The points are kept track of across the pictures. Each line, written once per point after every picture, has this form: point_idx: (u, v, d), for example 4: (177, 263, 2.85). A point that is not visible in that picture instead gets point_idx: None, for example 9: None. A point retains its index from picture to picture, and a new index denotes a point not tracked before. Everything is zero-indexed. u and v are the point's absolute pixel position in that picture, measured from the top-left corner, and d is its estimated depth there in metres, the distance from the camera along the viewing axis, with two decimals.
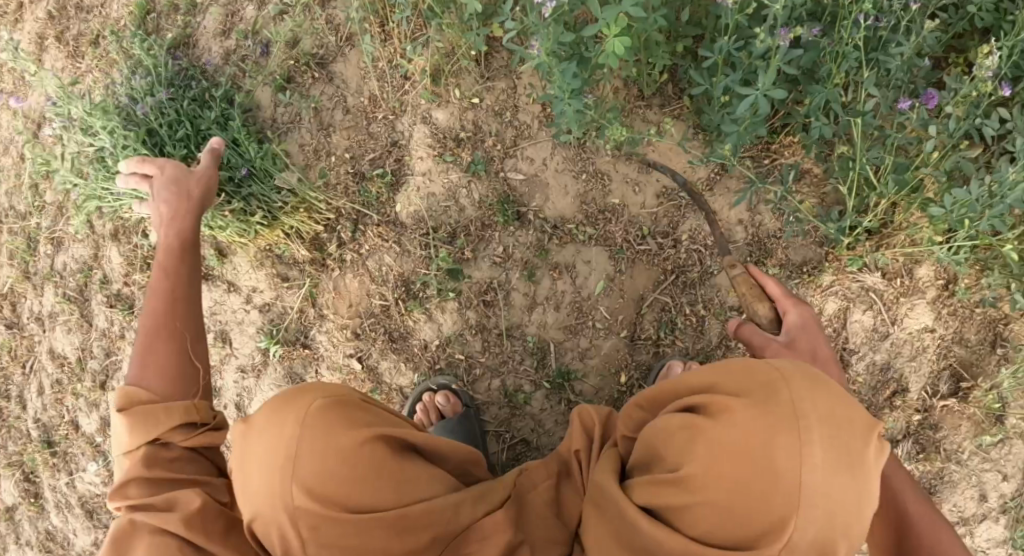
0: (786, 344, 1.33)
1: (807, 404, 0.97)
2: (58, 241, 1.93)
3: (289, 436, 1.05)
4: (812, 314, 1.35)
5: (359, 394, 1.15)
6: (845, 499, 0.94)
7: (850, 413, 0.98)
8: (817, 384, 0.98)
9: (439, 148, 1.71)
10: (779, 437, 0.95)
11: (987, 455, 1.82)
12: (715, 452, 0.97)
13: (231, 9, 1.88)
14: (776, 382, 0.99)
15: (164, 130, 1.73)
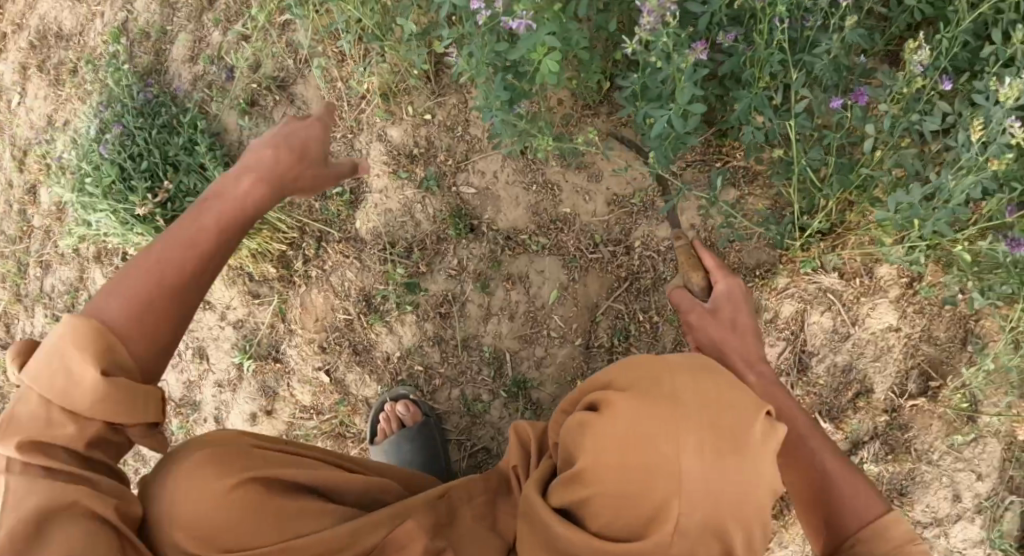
0: (712, 311, 1.27)
1: (690, 392, 0.97)
2: (46, 264, 2.02)
3: (161, 487, 1.05)
4: (741, 284, 1.29)
5: (246, 440, 1.17)
6: (731, 484, 0.92)
7: (734, 398, 0.99)
8: (699, 375, 1.00)
9: (394, 165, 1.75)
10: (661, 425, 0.94)
11: (959, 454, 1.80)
12: (602, 444, 0.96)
13: (198, 36, 1.95)
14: (660, 374, 1.00)
15: (129, 163, 1.77)
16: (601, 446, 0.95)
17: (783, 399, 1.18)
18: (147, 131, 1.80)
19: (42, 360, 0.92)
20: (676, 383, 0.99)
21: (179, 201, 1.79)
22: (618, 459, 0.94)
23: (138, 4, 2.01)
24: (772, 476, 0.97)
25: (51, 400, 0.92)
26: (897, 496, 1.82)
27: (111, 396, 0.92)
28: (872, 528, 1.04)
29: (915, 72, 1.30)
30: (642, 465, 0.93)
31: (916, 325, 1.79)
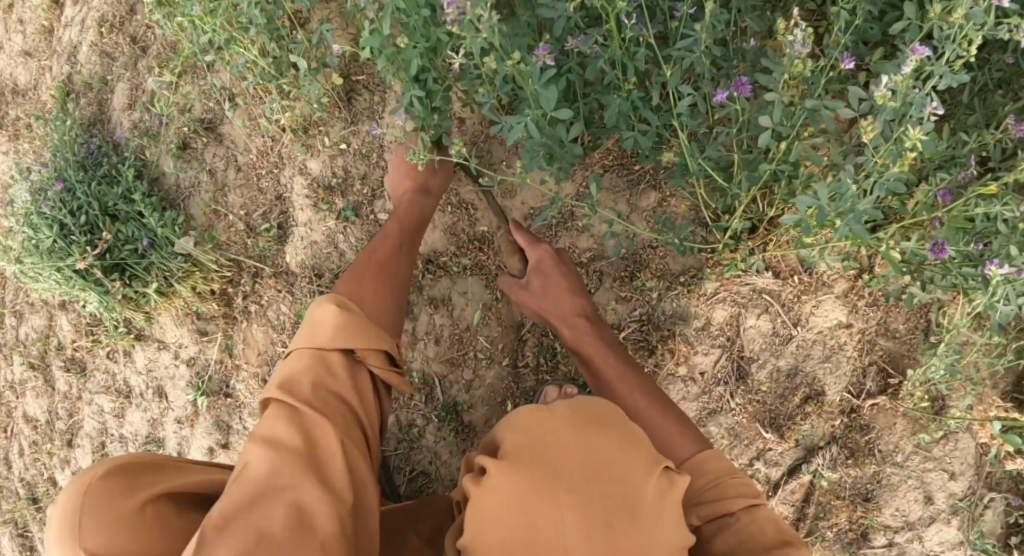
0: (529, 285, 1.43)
1: (576, 451, 0.92)
2: (19, 313, 2.11)
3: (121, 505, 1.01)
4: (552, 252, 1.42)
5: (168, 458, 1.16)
6: (621, 552, 0.89)
7: (626, 457, 0.94)
8: (588, 427, 0.94)
9: (315, 198, 1.78)
10: (547, 492, 0.89)
11: (929, 453, 1.71)
12: (491, 516, 0.90)
13: (135, 83, 1.98)
14: (547, 429, 0.94)
15: (70, 218, 1.82)
16: (488, 518, 0.89)
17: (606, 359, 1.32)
18: (86, 184, 1.85)
19: (309, 321, 1.18)
20: (564, 439, 0.93)
21: (118, 250, 1.83)
22: (502, 526, 0.89)
23: (79, 55, 2.05)
24: (673, 537, 0.93)
25: (318, 346, 1.14)
26: (863, 501, 1.73)
27: (349, 326, 1.15)
28: (687, 465, 1.15)
29: (797, 54, 1.11)
30: (526, 533, 0.88)
31: (871, 319, 1.64)
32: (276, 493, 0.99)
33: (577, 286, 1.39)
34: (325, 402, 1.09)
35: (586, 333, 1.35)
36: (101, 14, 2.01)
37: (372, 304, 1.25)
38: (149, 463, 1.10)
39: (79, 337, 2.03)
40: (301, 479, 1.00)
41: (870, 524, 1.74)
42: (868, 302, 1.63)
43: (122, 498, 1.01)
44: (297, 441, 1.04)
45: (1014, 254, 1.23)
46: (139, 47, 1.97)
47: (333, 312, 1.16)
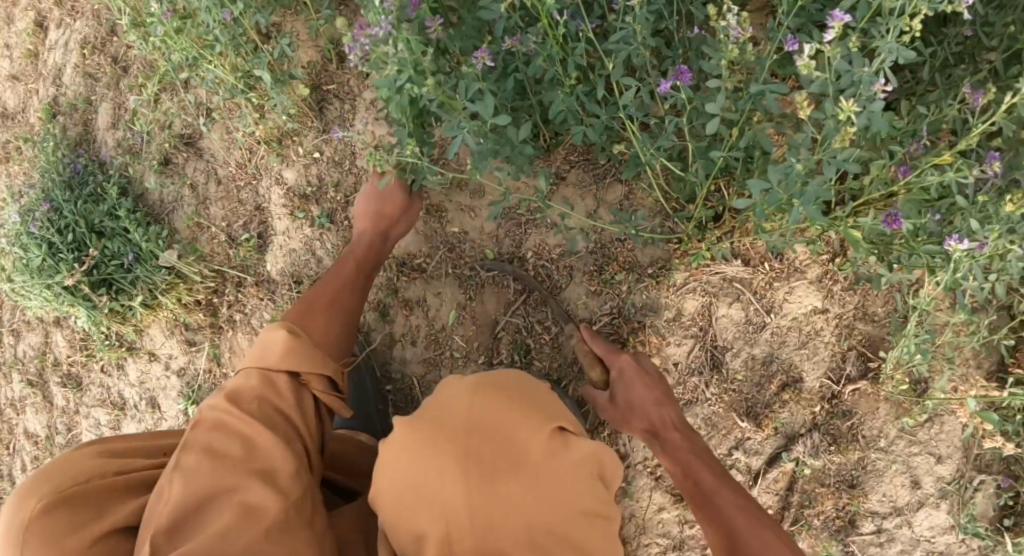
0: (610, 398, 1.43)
1: (469, 415, 1.03)
2: (16, 331, 2.17)
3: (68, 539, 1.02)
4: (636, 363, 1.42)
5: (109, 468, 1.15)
6: (503, 501, 0.98)
7: (522, 422, 1.04)
8: (479, 393, 1.06)
9: (291, 206, 1.82)
10: (433, 445, 0.99)
11: (914, 437, 1.70)
12: (392, 469, 1.01)
13: (117, 102, 2.03)
14: (448, 398, 1.06)
15: (58, 237, 1.85)
16: (388, 470, 1.01)
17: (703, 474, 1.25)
18: (73, 203, 1.89)
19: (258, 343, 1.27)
20: (463, 407, 1.04)
21: (105, 266, 1.87)
22: (398, 477, 0.99)
23: (64, 78, 2.10)
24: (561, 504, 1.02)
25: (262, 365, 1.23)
26: (848, 487, 1.72)
27: (292, 350, 1.24)
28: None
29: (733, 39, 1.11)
30: (418, 482, 0.98)
31: (848, 304, 1.63)
32: (225, 495, 1.07)
33: (663, 397, 1.38)
34: (267, 417, 1.17)
35: (677, 444, 1.32)
36: (82, 36, 2.06)
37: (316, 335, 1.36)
38: (78, 483, 1.09)
39: (74, 352, 2.08)
40: (247, 480, 1.08)
41: (857, 511, 1.72)
42: (843, 286, 1.62)
43: (65, 535, 1.03)
44: (239, 450, 1.12)
45: (971, 229, 1.23)
46: (120, 67, 2.02)
47: (283, 336, 1.25)
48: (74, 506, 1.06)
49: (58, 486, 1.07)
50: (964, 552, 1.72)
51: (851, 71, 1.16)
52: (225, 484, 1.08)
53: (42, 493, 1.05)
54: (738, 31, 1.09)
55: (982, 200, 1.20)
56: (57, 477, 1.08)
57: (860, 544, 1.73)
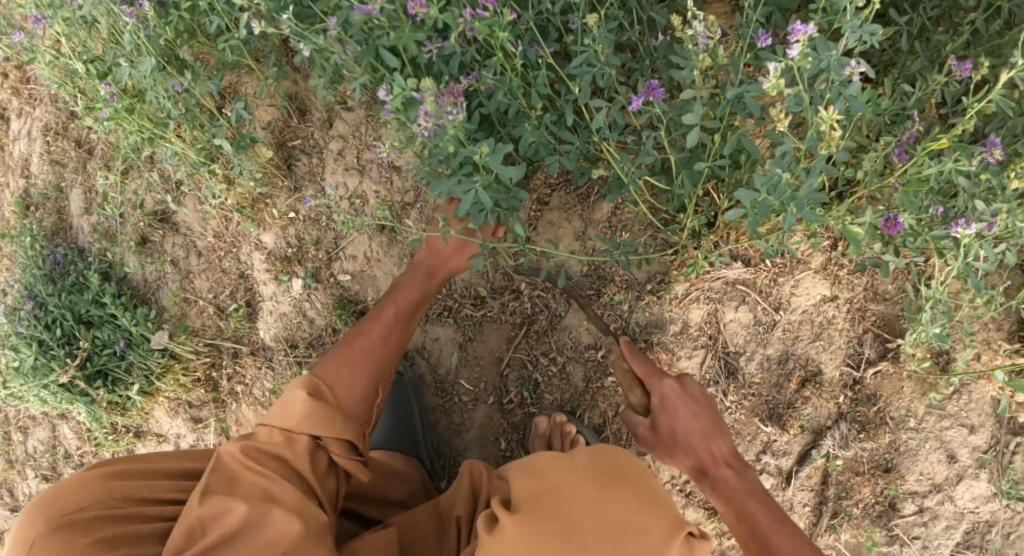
0: (650, 427, 1.29)
1: (582, 504, 1.06)
2: (24, 428, 2.11)
3: None
4: (678, 385, 1.29)
5: (118, 490, 1.17)
6: None
7: (640, 522, 1.06)
8: (602, 487, 1.08)
9: (276, 270, 1.77)
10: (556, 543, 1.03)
11: (944, 411, 1.65)
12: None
13: (88, 186, 1.93)
14: (568, 485, 1.09)
15: (46, 333, 1.81)
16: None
17: (750, 503, 1.18)
18: (56, 296, 1.83)
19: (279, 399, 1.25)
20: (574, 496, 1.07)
21: (98, 356, 1.82)
22: None
23: (31, 168, 1.98)
24: None
25: (284, 427, 1.23)
26: (883, 472, 1.67)
27: (315, 415, 1.23)
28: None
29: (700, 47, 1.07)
30: None
31: (856, 287, 1.58)
32: (249, 533, 1.11)
33: (711, 426, 1.26)
34: (281, 471, 1.19)
35: (728, 480, 1.22)
36: (44, 123, 1.95)
37: (349, 399, 1.30)
38: (79, 509, 1.12)
39: (84, 443, 2.04)
40: (265, 514, 1.12)
41: (896, 494, 1.68)
42: (849, 271, 1.56)
43: None
44: (256, 493, 1.16)
45: (976, 210, 1.16)
46: (84, 150, 1.91)
47: (303, 398, 1.23)
48: (78, 533, 1.09)
49: (58, 512, 1.10)
50: (1010, 518, 1.68)
51: (819, 58, 1.11)
52: (250, 522, 1.12)
53: (45, 518, 1.10)
54: (706, 36, 1.04)
55: (984, 178, 1.13)
56: (55, 507, 1.11)
57: (904, 526, 1.69)
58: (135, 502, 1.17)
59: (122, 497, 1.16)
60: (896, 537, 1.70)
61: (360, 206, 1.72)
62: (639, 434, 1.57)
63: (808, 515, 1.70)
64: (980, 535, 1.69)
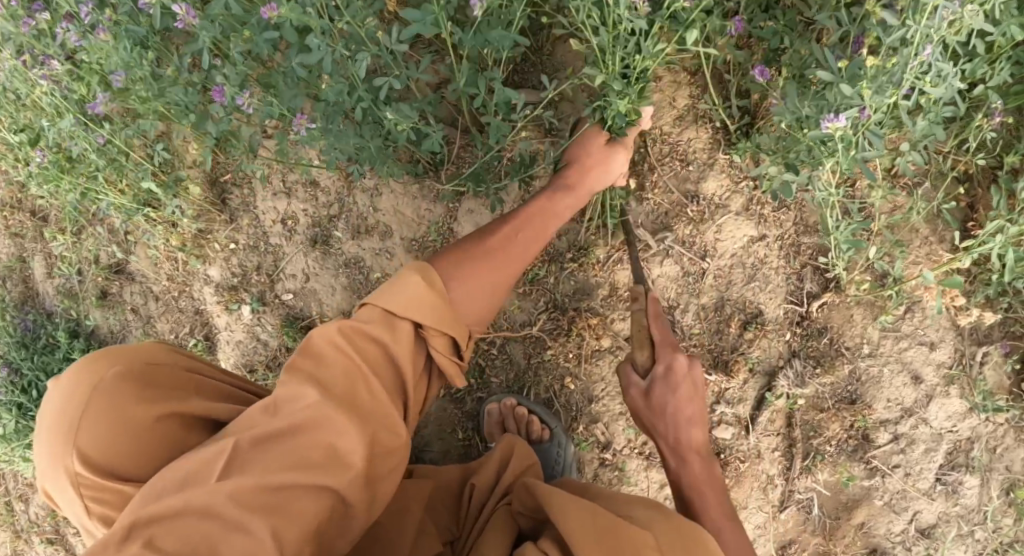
0: (644, 389, 1.27)
1: None
2: (23, 495, 2.08)
3: (136, 414, 1.05)
4: (684, 363, 1.25)
5: (182, 365, 1.16)
6: None
7: None
8: None
9: (225, 300, 1.82)
10: None
11: (899, 332, 1.61)
12: None
13: (48, 251, 2.01)
14: None
15: (22, 394, 1.89)
16: None
17: None
18: (28, 359, 1.91)
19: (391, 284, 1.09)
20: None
21: None
22: None
23: None
24: None
25: (391, 312, 1.07)
26: (849, 405, 1.64)
27: (422, 300, 1.06)
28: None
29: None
30: None
31: (784, 223, 1.58)
32: (318, 432, 0.98)
33: (710, 450, 1.26)
34: (376, 373, 1.04)
35: (696, 469, 1.23)
36: None
37: (460, 294, 1.13)
38: (150, 361, 1.12)
39: None
40: (344, 422, 0.98)
41: (866, 425, 1.65)
42: (772, 208, 1.57)
43: (130, 406, 1.05)
44: (343, 384, 1.02)
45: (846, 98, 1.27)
46: (39, 218, 1.99)
47: (416, 280, 1.08)
48: (141, 388, 1.07)
49: (130, 361, 1.09)
50: (993, 431, 1.62)
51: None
52: (323, 419, 0.98)
53: (118, 363, 1.08)
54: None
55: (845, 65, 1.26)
56: (127, 352, 1.11)
57: (882, 456, 1.65)
58: (198, 378, 1.17)
59: (185, 366, 1.16)
60: (875, 469, 1.66)
61: (292, 228, 1.76)
62: (587, 402, 1.57)
63: (780, 461, 1.68)
64: (965, 453, 1.64)
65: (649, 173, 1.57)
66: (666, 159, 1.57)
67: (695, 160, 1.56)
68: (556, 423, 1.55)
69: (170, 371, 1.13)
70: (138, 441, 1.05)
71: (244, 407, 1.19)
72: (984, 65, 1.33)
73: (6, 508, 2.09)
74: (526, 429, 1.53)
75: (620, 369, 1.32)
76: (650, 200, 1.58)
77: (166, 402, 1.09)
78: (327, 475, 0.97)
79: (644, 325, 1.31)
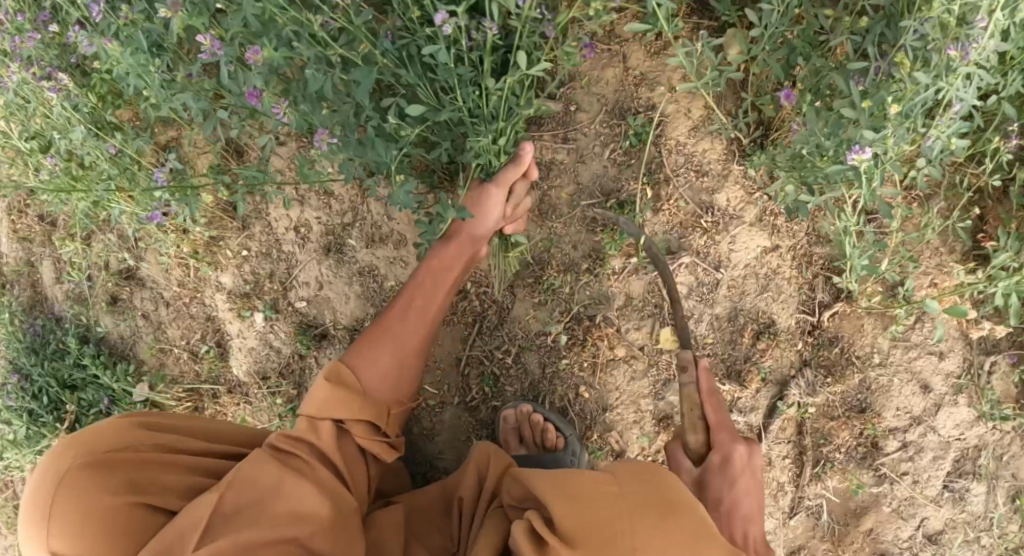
0: (697, 477, 1.27)
1: (640, 537, 1.05)
2: None
3: (102, 501, 1.18)
4: (740, 445, 1.28)
5: (151, 443, 1.30)
6: None
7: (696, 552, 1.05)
8: (663, 517, 1.07)
9: (237, 308, 1.83)
10: None
11: (908, 342, 1.63)
12: None
13: (56, 256, 1.99)
14: (623, 509, 1.09)
15: (32, 401, 1.88)
16: None
17: None
18: (39, 365, 1.90)
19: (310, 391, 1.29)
20: (626, 525, 1.07)
21: (86, 416, 1.89)
22: None
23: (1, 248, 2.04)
24: None
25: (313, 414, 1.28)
26: (859, 413, 1.66)
27: (335, 398, 1.27)
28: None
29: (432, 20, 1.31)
30: None
31: (796, 233, 1.59)
32: (277, 501, 1.19)
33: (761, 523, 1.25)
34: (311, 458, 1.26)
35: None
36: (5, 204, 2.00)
37: (371, 380, 1.33)
38: (108, 449, 1.25)
39: None
40: (296, 487, 1.20)
41: (876, 433, 1.67)
42: (785, 219, 1.58)
43: (96, 495, 1.18)
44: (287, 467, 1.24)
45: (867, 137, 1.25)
46: (47, 223, 1.98)
47: (323, 385, 1.28)
48: (104, 475, 1.21)
49: (96, 450, 1.23)
50: (1000, 440, 1.64)
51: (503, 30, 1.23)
52: (278, 488, 1.20)
53: (85, 454, 1.22)
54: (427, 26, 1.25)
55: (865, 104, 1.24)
56: (96, 439, 1.25)
57: (891, 464, 1.67)
58: (168, 452, 1.30)
59: (154, 444, 1.30)
60: (884, 476, 1.68)
61: (303, 236, 1.76)
62: (601, 411, 1.59)
63: (791, 468, 1.70)
64: (972, 461, 1.66)
65: (664, 184, 1.56)
66: (682, 169, 1.57)
67: (711, 171, 1.56)
68: (570, 431, 1.56)
69: (138, 453, 1.27)
70: (111, 525, 1.18)
71: (212, 470, 1.31)
72: (996, 77, 1.34)
73: (14, 513, 2.08)
74: (541, 438, 1.54)
75: (671, 453, 1.33)
76: (665, 211, 1.57)
77: (132, 486, 1.23)
78: (293, 530, 1.17)
79: (694, 404, 1.32)
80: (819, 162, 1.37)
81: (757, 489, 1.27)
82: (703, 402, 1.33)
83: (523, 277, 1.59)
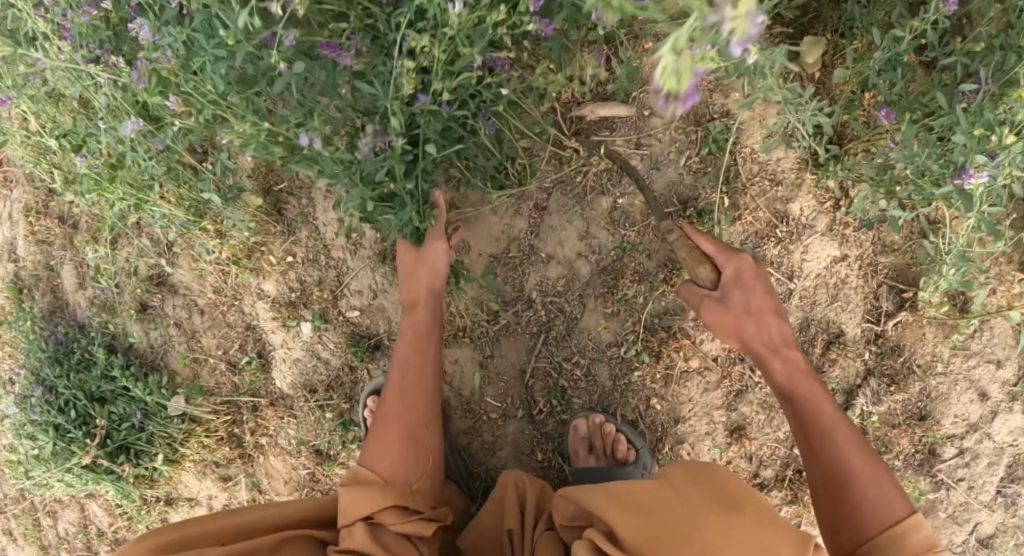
0: (719, 300, 1.32)
1: (709, 531, 1.08)
2: (52, 512, 1.99)
3: None
4: (746, 262, 1.33)
5: None
6: None
7: (765, 539, 1.08)
8: (722, 510, 1.11)
9: (283, 317, 1.75)
10: None
11: (968, 350, 1.64)
12: None
13: (78, 260, 1.87)
14: (687, 509, 1.12)
15: (59, 416, 1.77)
16: None
17: (806, 383, 1.31)
18: (65, 377, 1.78)
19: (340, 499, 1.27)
20: (692, 522, 1.10)
21: (117, 432, 1.78)
22: None
23: (17, 251, 1.92)
24: None
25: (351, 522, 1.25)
26: (919, 422, 1.67)
27: (361, 497, 1.26)
28: (892, 532, 1.16)
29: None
30: None
31: (864, 243, 1.59)
32: None
33: (778, 314, 1.34)
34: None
35: (785, 369, 1.33)
36: (23, 204, 1.88)
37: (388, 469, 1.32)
38: None
39: (113, 523, 1.94)
40: None
41: (934, 440, 1.68)
42: (856, 228, 1.58)
43: None
44: None
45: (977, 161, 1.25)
46: (69, 225, 1.86)
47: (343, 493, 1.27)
48: None
49: None
50: None
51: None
52: None
53: None
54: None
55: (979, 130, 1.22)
56: None
57: (947, 470, 1.69)
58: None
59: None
60: (941, 483, 1.70)
61: (357, 243, 1.70)
62: (673, 423, 1.57)
63: None
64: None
65: (741, 193, 1.56)
66: (756, 178, 1.56)
67: (785, 180, 1.56)
68: (642, 443, 1.54)
69: None
70: None
71: None
72: None
73: (32, 523, 2.01)
74: (613, 450, 1.52)
75: (685, 288, 1.36)
76: (741, 219, 1.56)
77: None
78: None
79: (693, 245, 1.33)
80: (921, 183, 1.34)
81: (765, 290, 1.33)
82: (696, 243, 1.35)
83: (594, 288, 1.57)
